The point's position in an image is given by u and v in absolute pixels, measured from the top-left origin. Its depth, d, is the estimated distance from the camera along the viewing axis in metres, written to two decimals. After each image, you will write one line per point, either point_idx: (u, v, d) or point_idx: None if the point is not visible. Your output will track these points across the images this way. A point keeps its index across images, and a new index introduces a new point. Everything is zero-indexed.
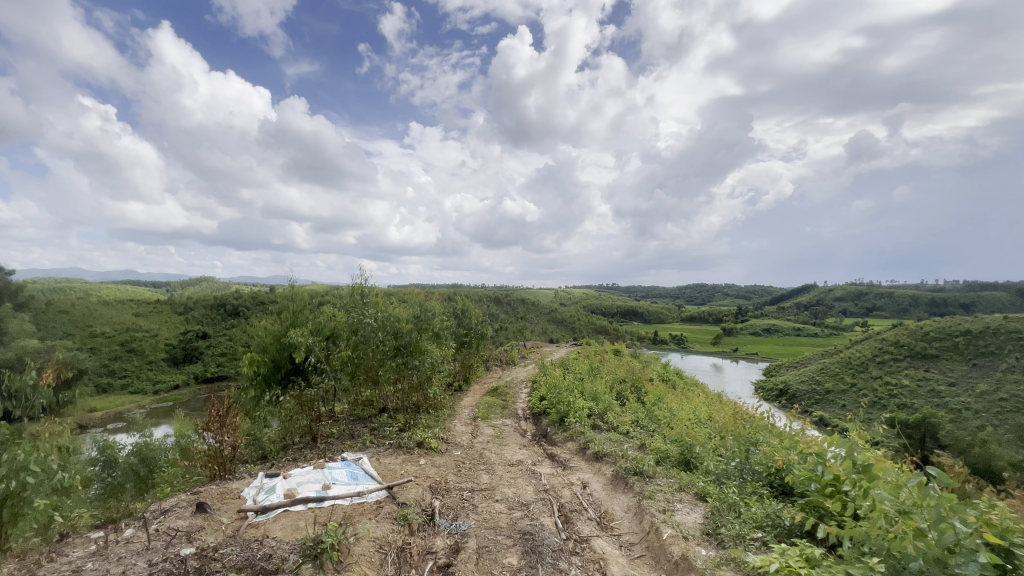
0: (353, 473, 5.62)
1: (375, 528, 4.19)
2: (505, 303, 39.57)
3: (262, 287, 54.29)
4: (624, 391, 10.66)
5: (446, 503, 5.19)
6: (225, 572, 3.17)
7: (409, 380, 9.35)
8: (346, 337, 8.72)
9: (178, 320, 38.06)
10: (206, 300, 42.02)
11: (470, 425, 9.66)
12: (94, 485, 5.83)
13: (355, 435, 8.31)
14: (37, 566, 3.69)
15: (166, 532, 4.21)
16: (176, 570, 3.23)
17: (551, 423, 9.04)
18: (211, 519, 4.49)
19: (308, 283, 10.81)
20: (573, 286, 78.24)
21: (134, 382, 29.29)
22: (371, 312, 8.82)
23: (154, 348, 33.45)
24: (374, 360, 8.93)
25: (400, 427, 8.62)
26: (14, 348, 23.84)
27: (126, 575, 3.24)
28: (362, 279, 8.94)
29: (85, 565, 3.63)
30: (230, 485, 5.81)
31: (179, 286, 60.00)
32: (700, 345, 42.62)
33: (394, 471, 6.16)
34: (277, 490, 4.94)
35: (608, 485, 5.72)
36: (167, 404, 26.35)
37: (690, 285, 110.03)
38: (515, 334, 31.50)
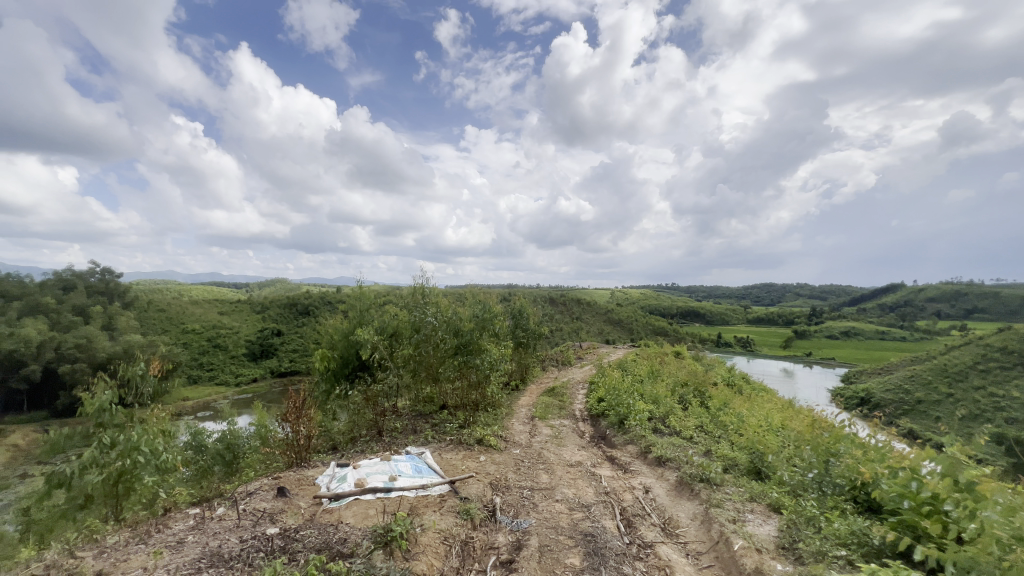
0: (418, 467, 5.84)
1: (440, 520, 4.32)
2: (561, 303, 39.43)
3: (330, 288, 57.91)
4: (687, 395, 10.28)
5: (507, 500, 5.26)
6: (307, 553, 3.39)
7: (468, 378, 9.55)
8: (409, 335, 9.08)
9: (257, 319, 41.29)
10: (280, 300, 45.31)
11: (528, 425, 9.69)
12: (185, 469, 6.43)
13: (417, 430, 8.61)
14: (148, 536, 4.16)
15: (252, 512, 4.59)
16: (264, 548, 3.49)
17: (611, 425, 8.90)
18: (291, 503, 4.84)
19: (373, 284, 11.42)
20: (630, 287, 76.49)
21: (219, 374, 32.11)
22: (432, 311, 9.22)
23: (236, 344, 36.46)
24: (435, 359, 9.22)
25: (460, 423, 8.84)
26: (122, 342, 26.92)
27: (223, 548, 3.57)
28: (422, 279, 9.38)
29: (186, 537, 4.04)
30: (306, 472, 6.23)
31: (257, 287, 65.39)
32: (769, 349, 40.11)
33: (456, 466, 6.34)
34: (348, 479, 5.25)
35: (672, 491, 5.55)
36: (247, 396, 28.62)
37: (757, 287, 103.91)
38: (569, 334, 31.20)
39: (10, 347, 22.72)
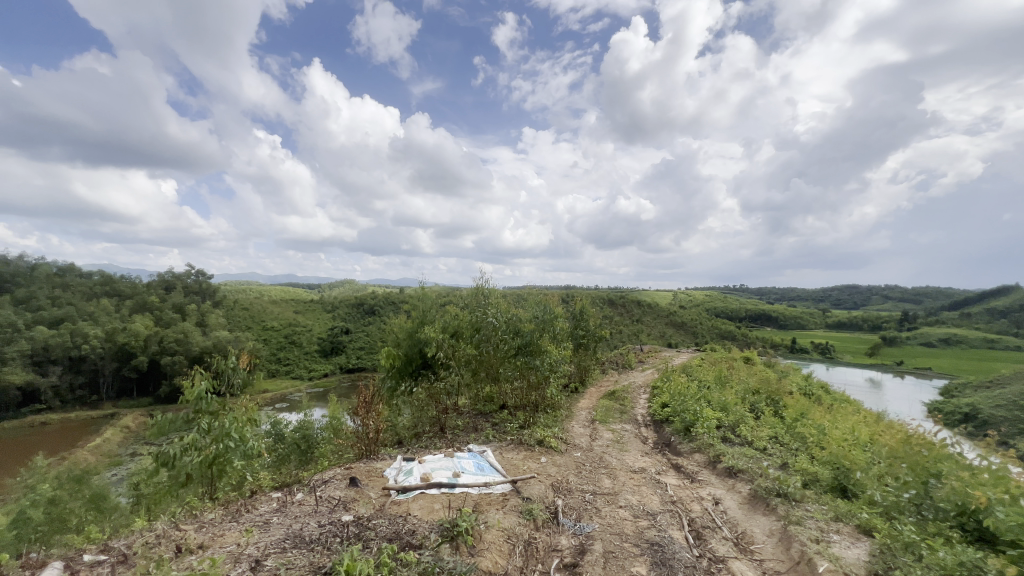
0: (480, 465, 5.95)
1: (504, 519, 4.37)
2: (620, 305, 38.55)
3: (394, 289, 60.61)
4: (758, 403, 9.69)
5: (569, 503, 5.22)
6: (379, 541, 3.55)
7: (528, 379, 9.55)
8: (470, 335, 9.29)
9: (328, 318, 43.97)
10: (349, 300, 47.97)
11: (588, 428, 9.57)
12: (265, 458, 6.93)
13: (479, 428, 8.77)
14: (239, 516, 4.54)
15: (327, 499, 4.88)
16: (341, 533, 3.71)
17: (675, 433, 8.57)
18: (362, 493, 5.09)
19: (435, 284, 11.78)
20: (694, 289, 73.36)
21: (295, 369, 34.51)
22: (493, 311, 9.41)
23: (310, 341, 39.02)
24: (495, 358, 9.34)
25: (521, 424, 8.87)
26: (212, 338, 29.73)
27: (304, 530, 3.83)
28: (483, 280, 9.57)
29: (271, 518, 4.37)
30: (375, 464, 6.54)
31: (329, 287, 69.81)
32: (852, 356, 36.81)
33: (517, 466, 6.39)
34: (414, 473, 5.45)
35: (744, 504, 5.25)
36: (318, 390, 30.57)
37: (839, 288, 95.66)
38: (629, 337, 30.41)
39: (123, 340, 25.88)
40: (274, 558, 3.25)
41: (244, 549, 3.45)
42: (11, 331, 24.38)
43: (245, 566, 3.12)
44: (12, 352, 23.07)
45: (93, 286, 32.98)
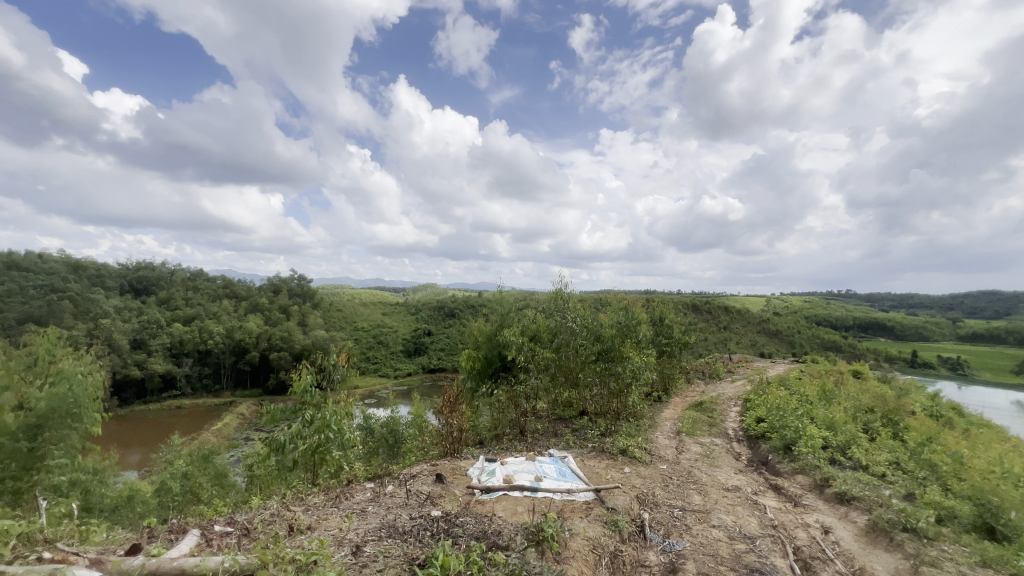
0: (562, 470, 5.91)
1: (589, 528, 4.29)
2: (705, 310, 36.33)
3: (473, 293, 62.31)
4: (873, 423, 8.59)
5: (656, 517, 4.99)
6: (468, 538, 3.64)
7: (609, 386, 9.26)
8: (549, 339, 9.27)
9: (412, 320, 46.34)
10: (431, 303, 50.13)
11: (674, 439, 9.11)
12: (358, 452, 7.35)
13: (558, 433, 8.72)
14: (338, 502, 4.90)
15: (416, 493, 5.11)
16: (431, 527, 3.86)
17: (773, 450, 7.89)
18: (447, 490, 5.27)
19: (513, 288, 11.91)
20: (790, 295, 67.10)
21: (382, 367, 36.72)
22: (572, 315, 9.25)
23: (395, 342, 41.36)
24: (575, 364, 9.18)
25: (602, 431, 8.64)
26: (312, 336, 32.62)
27: (397, 521, 4.04)
28: (563, 284, 9.41)
29: (367, 507, 4.67)
30: (459, 462, 6.74)
31: (413, 291, 73.54)
32: (993, 374, 31.35)
33: (600, 474, 6.24)
34: (497, 474, 5.56)
35: (862, 536, 4.67)
36: (403, 389, 32.33)
37: (975, 294, 82.05)
38: (716, 344, 28.55)
39: (240, 336, 29.38)
40: (371, 545, 3.45)
41: (346, 534, 3.71)
42: (155, 328, 28.78)
43: (348, 550, 3.35)
44: (156, 345, 27.19)
45: (217, 289, 37.81)
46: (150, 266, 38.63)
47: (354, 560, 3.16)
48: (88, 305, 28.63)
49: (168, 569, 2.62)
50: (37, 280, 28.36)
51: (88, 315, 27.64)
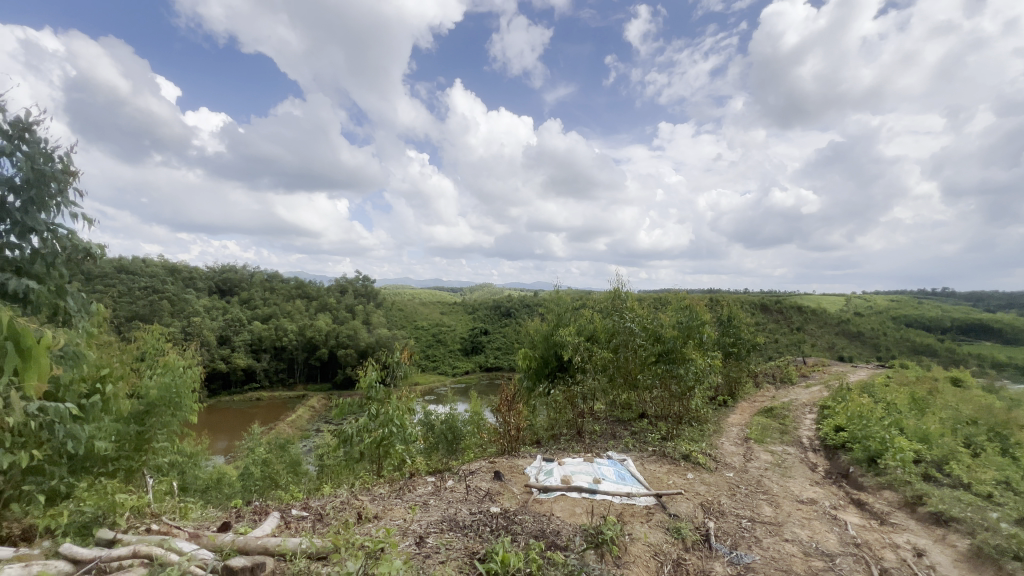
0: (621, 473, 5.80)
1: (650, 533, 4.18)
2: (775, 311, 34.16)
3: (529, 292, 62.49)
4: (977, 437, 7.68)
5: (722, 527, 4.77)
6: (527, 536, 3.66)
7: (670, 388, 8.93)
8: (606, 339, 9.13)
9: (469, 319, 47.26)
10: (487, 303, 50.83)
11: (741, 446, 8.65)
12: (419, 446, 7.64)
13: (617, 436, 8.58)
14: (402, 494, 5.10)
15: (476, 489, 5.22)
16: (491, 523, 3.93)
17: (854, 462, 7.28)
18: (506, 488, 5.33)
19: (570, 287, 11.80)
20: (874, 294, 61.43)
21: (441, 365, 37.79)
22: (631, 314, 9.04)
23: (454, 340, 42.40)
24: (634, 365, 8.96)
25: (662, 435, 8.37)
26: (376, 334, 34.17)
27: (458, 515, 4.14)
28: (622, 283, 9.15)
29: (429, 500, 4.84)
30: (517, 461, 6.79)
31: (470, 291, 74.93)
32: None
33: (662, 479, 6.05)
34: (555, 474, 5.55)
35: (962, 562, 4.21)
36: (461, 386, 33.13)
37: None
38: (787, 346, 26.72)
39: (311, 334, 31.38)
40: (434, 537, 3.57)
41: (410, 525, 3.86)
42: (238, 325, 31.49)
43: (412, 540, 3.49)
44: (239, 341, 29.73)
45: (291, 290, 40.63)
46: (234, 269, 42.26)
47: (419, 551, 3.28)
48: (182, 304, 31.80)
49: (253, 547, 2.85)
50: (141, 282, 31.89)
51: (182, 313, 30.75)
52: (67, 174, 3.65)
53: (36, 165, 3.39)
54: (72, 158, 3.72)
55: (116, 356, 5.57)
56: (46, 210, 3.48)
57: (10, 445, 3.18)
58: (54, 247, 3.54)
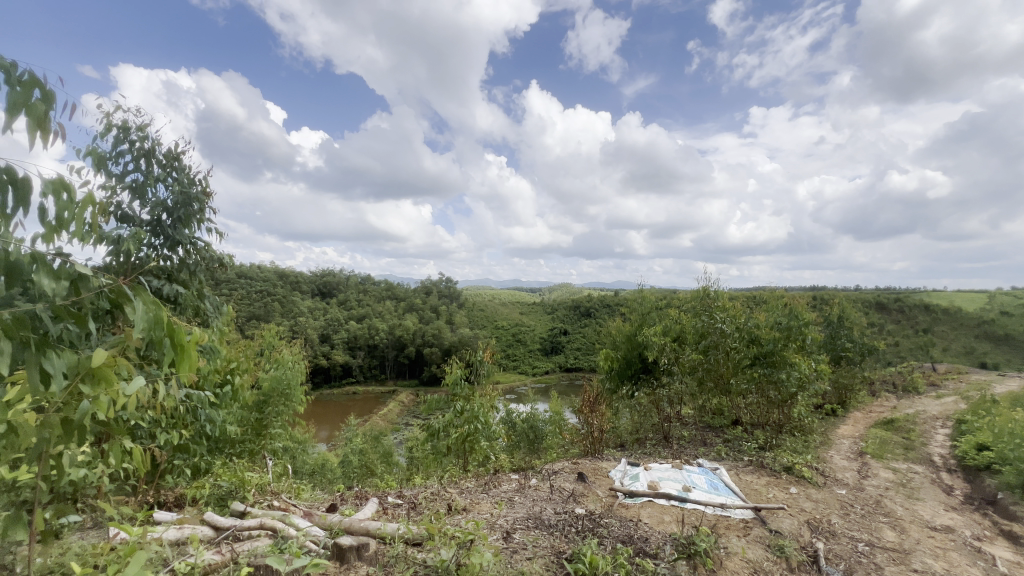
0: (714, 483, 5.48)
1: (748, 549, 3.90)
2: (893, 311, 30.17)
3: (609, 292, 61.07)
4: None
5: (833, 548, 4.33)
6: (613, 541, 3.59)
7: (768, 395, 8.22)
8: (695, 341, 8.66)
9: (548, 319, 47.33)
10: (567, 303, 50.52)
11: (854, 461, 7.75)
12: (502, 444, 7.79)
13: (708, 443, 8.11)
14: (487, 489, 5.24)
15: (560, 489, 5.22)
16: (576, 524, 3.90)
17: (1004, 488, 6.19)
18: (590, 490, 5.27)
19: (653, 287, 11.30)
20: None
21: (521, 365, 38.28)
22: (722, 315, 8.45)
23: (533, 340, 42.73)
24: (725, 368, 8.43)
25: (760, 444, 7.74)
26: (459, 334, 35.49)
27: (542, 514, 4.18)
28: (713, 282, 8.49)
29: (514, 497, 4.92)
30: (600, 464, 6.67)
31: (549, 291, 74.99)
32: None
33: (760, 492, 5.61)
34: (641, 479, 5.40)
35: None
36: (541, 386, 33.35)
37: None
38: (911, 351, 23.45)
39: (400, 333, 33.44)
40: (520, 533, 3.63)
41: (497, 520, 3.97)
42: (336, 325, 34.50)
43: (499, 534, 3.59)
44: (337, 340, 32.51)
45: (382, 292, 43.57)
46: (333, 273, 46.31)
47: (506, 545, 3.35)
48: (291, 305, 35.50)
49: (358, 529, 3.10)
50: (258, 287, 36.10)
51: (290, 313, 34.36)
52: (205, 194, 4.25)
53: (183, 188, 3.99)
54: (209, 181, 4.32)
55: (241, 351, 6.36)
56: (189, 226, 4.07)
57: (166, 425, 3.76)
58: (196, 258, 4.13)
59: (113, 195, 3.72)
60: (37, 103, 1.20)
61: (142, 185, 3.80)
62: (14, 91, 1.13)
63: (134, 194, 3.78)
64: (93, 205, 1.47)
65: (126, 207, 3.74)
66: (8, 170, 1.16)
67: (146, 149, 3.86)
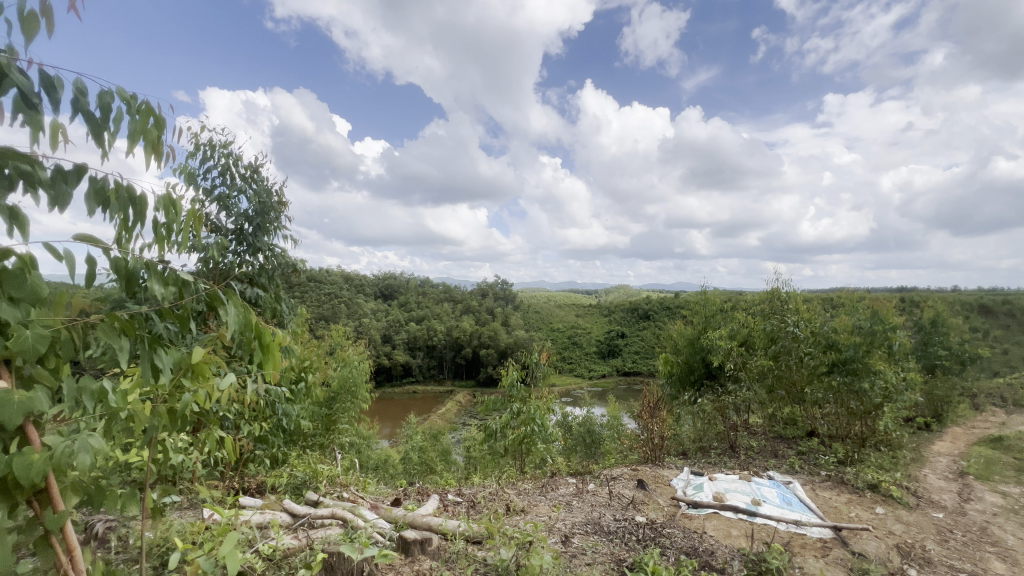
0: (786, 497, 5.14)
1: (826, 571, 3.62)
2: (1000, 315, 26.80)
3: (668, 294, 58.98)
4: None
5: None
6: (676, 552, 3.47)
7: (849, 405, 7.57)
8: (764, 345, 8.27)
9: (605, 322, 46.46)
10: (624, 305, 49.33)
11: (953, 482, 6.96)
12: (558, 446, 7.74)
13: (779, 454, 7.63)
14: (544, 492, 5.23)
15: (619, 495, 5.11)
16: (637, 532, 3.80)
17: None
18: (651, 498, 5.12)
19: (717, 288, 10.74)
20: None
21: (577, 368, 37.86)
22: (795, 318, 7.94)
23: (590, 343, 42.14)
24: (798, 376, 7.99)
25: (839, 458, 7.16)
26: (514, 336, 35.72)
27: (602, 520, 4.12)
28: (785, 282, 7.92)
29: (572, 500, 4.89)
30: (661, 471, 6.45)
31: (606, 293, 73.62)
32: None
33: (840, 511, 5.18)
34: (706, 490, 5.18)
35: None
36: (598, 390, 32.81)
37: None
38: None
39: (457, 335, 34.25)
40: (579, 538, 3.60)
41: (556, 523, 3.96)
42: (397, 326, 35.94)
43: (558, 538, 3.58)
44: (398, 340, 33.88)
45: (440, 295, 44.82)
46: (394, 277, 48.32)
47: (565, 549, 3.35)
48: (356, 308, 37.43)
49: (420, 523, 3.21)
50: (326, 290, 38.40)
51: (355, 314, 36.24)
52: (281, 204, 4.59)
53: (261, 199, 4.34)
54: (284, 191, 4.67)
55: (313, 350, 6.80)
56: (267, 233, 4.41)
57: (249, 417, 4.10)
58: (274, 263, 4.48)
59: (204, 207, 4.12)
60: (151, 129, 1.35)
61: (228, 198, 4.18)
62: (133, 118, 1.28)
63: (222, 206, 4.16)
64: (194, 218, 1.64)
65: (215, 218, 4.13)
66: (130, 189, 1.32)
67: (231, 164, 4.24)
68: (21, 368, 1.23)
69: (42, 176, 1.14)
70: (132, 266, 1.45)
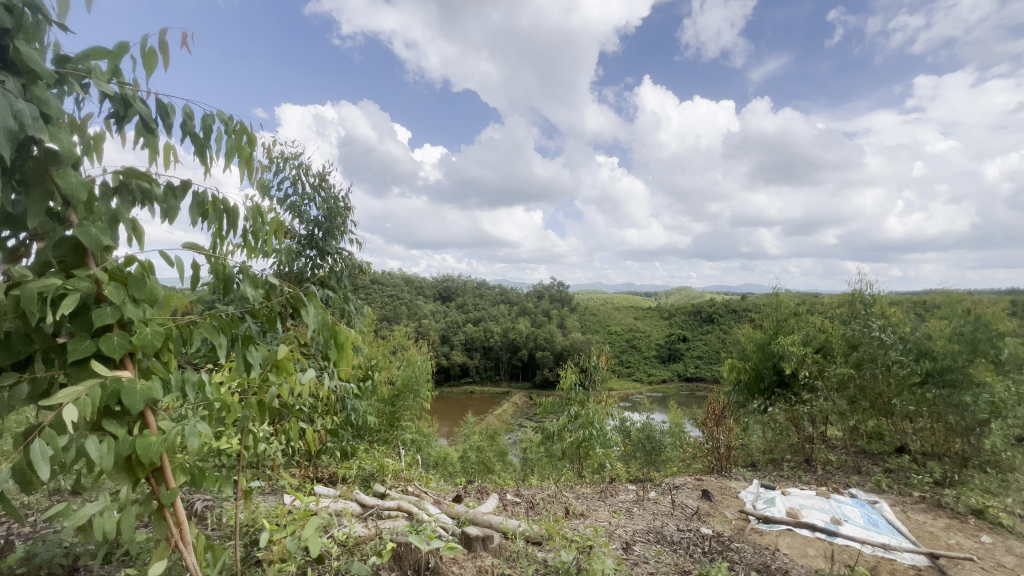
0: (872, 518, 4.73)
1: None
2: None
3: (734, 297, 55.95)
4: None
5: None
6: (745, 567, 3.30)
7: (947, 421, 6.81)
8: (844, 353, 7.71)
9: (665, 325, 44.88)
10: (686, 308, 47.40)
11: None
12: (617, 452, 7.57)
13: (863, 471, 7.02)
14: (603, 497, 5.16)
15: (682, 505, 4.93)
16: (702, 544, 3.65)
17: None
18: (717, 509, 4.89)
19: (790, 290, 10.06)
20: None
21: (636, 372, 36.87)
22: (881, 323, 7.35)
23: (649, 346, 40.89)
24: (885, 386, 7.30)
25: (935, 478, 6.47)
26: (570, 338, 35.44)
27: (664, 529, 4.00)
28: (869, 284, 7.33)
29: (632, 507, 4.78)
30: (728, 482, 6.14)
31: (665, 296, 71.08)
32: None
33: (937, 537, 4.68)
34: (778, 504, 4.87)
35: None
36: (658, 395, 31.72)
37: None
38: None
39: (514, 336, 34.53)
40: (641, 546, 3.52)
41: (616, 529, 3.88)
42: (455, 327, 36.78)
43: (619, 544, 3.51)
44: (456, 341, 34.69)
45: (497, 297, 45.36)
46: (453, 279, 49.49)
47: (627, 556, 3.28)
48: (416, 309, 38.76)
49: (481, 521, 3.28)
50: (389, 292, 40.09)
51: (416, 315, 37.52)
52: (347, 210, 4.87)
53: (329, 206, 4.62)
54: (350, 198, 4.94)
55: (377, 349, 7.13)
56: (335, 238, 4.69)
57: (321, 411, 4.38)
58: (341, 266, 4.76)
59: (280, 215, 4.46)
60: (245, 146, 1.50)
61: (301, 206, 4.50)
62: (231, 138, 1.42)
63: (296, 214, 4.49)
64: (278, 227, 1.79)
65: (290, 225, 4.45)
66: (226, 201, 1.47)
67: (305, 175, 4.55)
68: (140, 359, 1.39)
69: (158, 191, 1.30)
70: (229, 270, 1.61)
